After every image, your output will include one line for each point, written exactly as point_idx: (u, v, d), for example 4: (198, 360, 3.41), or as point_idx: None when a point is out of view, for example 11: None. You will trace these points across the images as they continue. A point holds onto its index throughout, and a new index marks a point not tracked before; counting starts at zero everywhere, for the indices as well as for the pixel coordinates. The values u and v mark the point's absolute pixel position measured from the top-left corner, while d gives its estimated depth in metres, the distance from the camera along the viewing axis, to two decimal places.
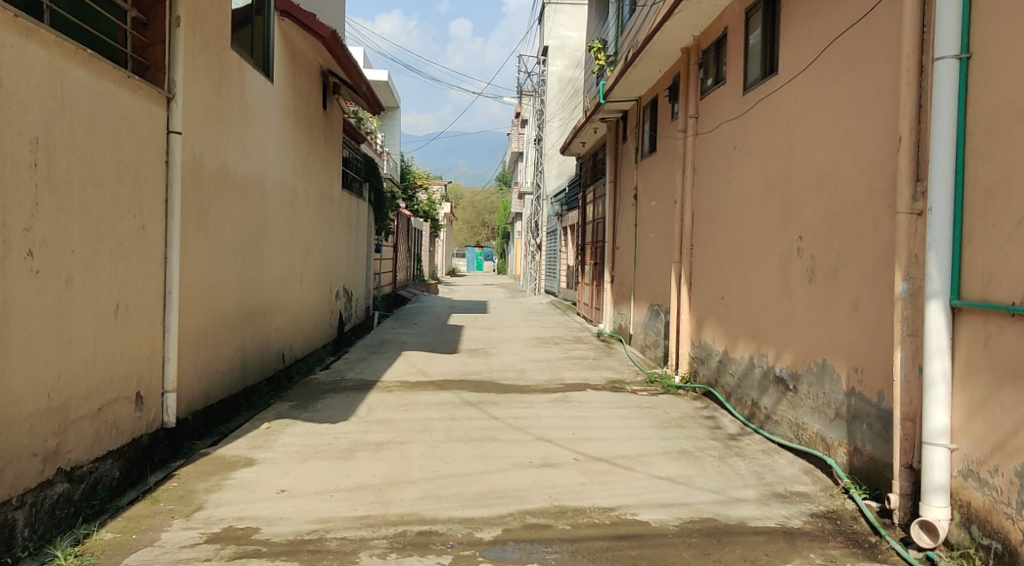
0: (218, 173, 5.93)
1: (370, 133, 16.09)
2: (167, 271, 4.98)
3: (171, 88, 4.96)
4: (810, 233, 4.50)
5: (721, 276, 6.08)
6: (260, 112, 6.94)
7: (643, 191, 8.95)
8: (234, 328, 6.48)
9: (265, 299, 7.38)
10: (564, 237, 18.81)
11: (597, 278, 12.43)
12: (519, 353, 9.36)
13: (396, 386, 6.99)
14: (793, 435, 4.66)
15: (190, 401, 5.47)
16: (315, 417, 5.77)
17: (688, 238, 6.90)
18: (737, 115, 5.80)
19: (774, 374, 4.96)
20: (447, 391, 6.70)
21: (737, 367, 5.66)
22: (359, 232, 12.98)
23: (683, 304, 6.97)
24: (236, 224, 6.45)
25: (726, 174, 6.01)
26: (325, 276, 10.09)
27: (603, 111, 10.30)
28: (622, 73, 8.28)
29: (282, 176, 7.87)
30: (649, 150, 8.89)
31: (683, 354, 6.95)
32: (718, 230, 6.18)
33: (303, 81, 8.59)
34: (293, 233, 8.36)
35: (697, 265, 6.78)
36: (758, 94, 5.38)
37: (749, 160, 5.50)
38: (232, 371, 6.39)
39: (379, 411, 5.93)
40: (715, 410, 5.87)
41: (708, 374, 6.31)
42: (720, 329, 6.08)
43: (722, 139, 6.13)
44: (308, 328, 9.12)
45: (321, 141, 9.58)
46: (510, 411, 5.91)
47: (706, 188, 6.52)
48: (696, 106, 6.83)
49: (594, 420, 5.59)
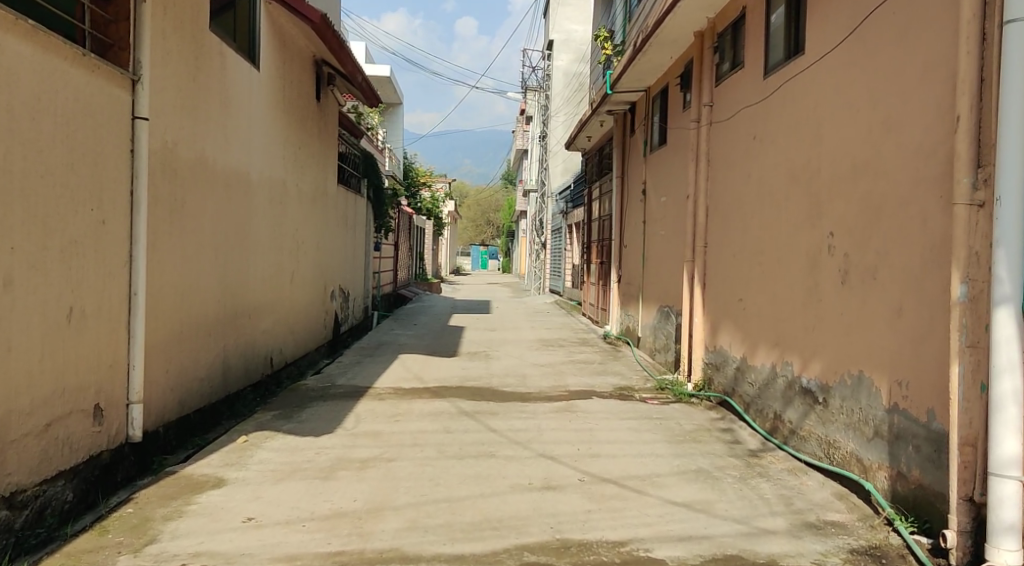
0: (195, 165, 5.48)
1: (370, 128, 15.63)
2: (132, 271, 4.53)
3: (136, 70, 4.50)
4: (843, 229, 4.03)
5: (739, 277, 5.61)
6: (243, 101, 6.48)
7: (653, 185, 8.47)
8: (214, 331, 6.04)
9: (250, 300, 6.93)
10: (569, 236, 18.33)
11: (604, 278, 11.95)
12: (521, 357, 8.90)
13: (388, 394, 6.54)
14: (823, 454, 4.19)
15: (160, 412, 5.03)
16: (298, 429, 5.33)
17: (703, 235, 6.43)
18: (757, 101, 5.32)
19: (801, 385, 4.50)
20: (443, 400, 6.24)
21: (757, 376, 5.19)
22: (357, 229, 12.53)
23: (695, 307, 6.50)
24: (217, 220, 6.00)
25: (744, 166, 5.54)
26: (319, 275, 9.64)
27: (610, 103, 9.82)
28: (631, 61, 7.81)
29: (270, 170, 7.42)
30: (659, 142, 8.41)
31: (696, 360, 6.48)
32: (735, 227, 5.70)
33: (294, 70, 8.13)
34: (283, 230, 7.91)
35: (711, 265, 6.30)
36: (782, 77, 4.90)
37: (772, 149, 5.02)
38: (211, 378, 5.95)
39: (368, 422, 5.47)
40: (733, 422, 5.41)
41: (724, 383, 5.85)
42: (737, 334, 5.60)
43: (740, 128, 5.65)
44: (299, 331, 8.68)
45: (314, 135, 9.13)
46: (510, 422, 5.44)
47: (722, 181, 6.04)
48: (711, 94, 6.35)
49: (601, 433, 5.13)
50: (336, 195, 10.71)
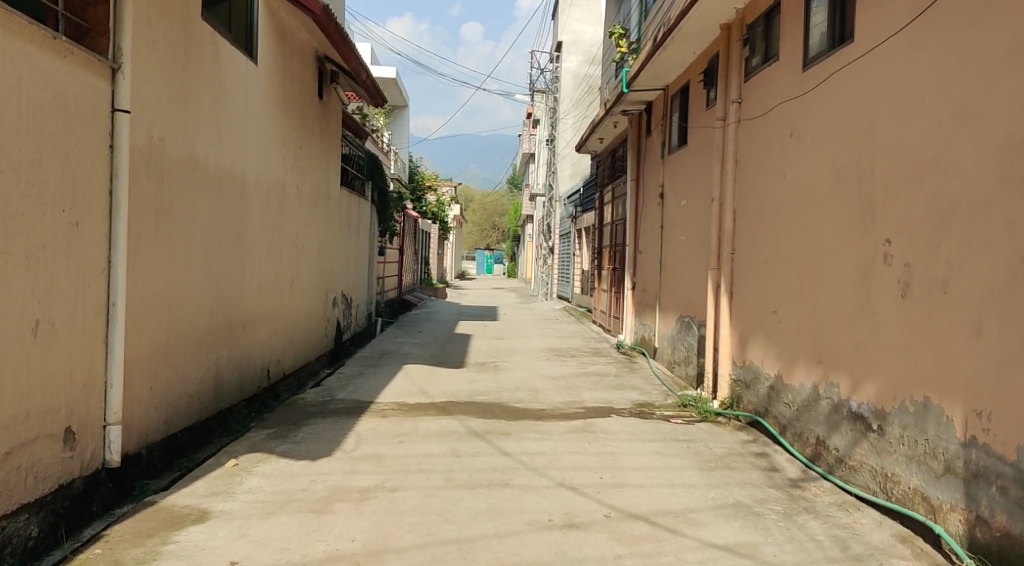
0: (185, 163, 5.07)
1: (375, 130, 15.21)
2: (111, 279, 4.11)
3: (116, 58, 4.08)
4: (903, 235, 3.58)
5: (772, 287, 5.15)
6: (239, 96, 6.06)
7: (672, 189, 8.03)
8: (205, 343, 5.62)
9: (245, 309, 6.50)
10: (579, 241, 17.84)
11: (617, 284, 11.50)
12: (532, 369, 8.45)
13: (391, 410, 6.09)
14: (878, 488, 3.75)
15: (142, 433, 4.61)
16: (293, 451, 4.90)
17: (730, 242, 5.98)
18: (795, 95, 4.87)
19: (849, 409, 4.05)
20: (450, 418, 5.80)
21: (795, 396, 4.74)
22: (361, 234, 12.11)
23: (721, 318, 6.04)
24: (209, 223, 5.57)
25: (779, 166, 5.09)
26: (320, 281, 9.22)
27: (625, 103, 9.38)
28: (650, 57, 7.36)
29: (268, 170, 7.00)
30: (678, 143, 7.98)
31: (722, 376, 6.02)
32: (768, 233, 5.26)
33: (294, 65, 7.70)
34: (281, 235, 7.48)
35: (739, 274, 5.86)
36: (825, 69, 4.45)
37: (813, 148, 4.58)
38: (201, 394, 5.53)
39: (370, 444, 5.04)
40: (768, 446, 4.96)
41: (756, 402, 5.40)
42: (771, 349, 5.15)
43: (774, 126, 5.20)
44: (299, 341, 8.24)
45: (316, 135, 8.70)
46: (523, 445, 5.00)
47: (753, 183, 5.59)
48: (740, 90, 5.90)
49: (624, 458, 4.69)
50: (339, 197, 10.28)
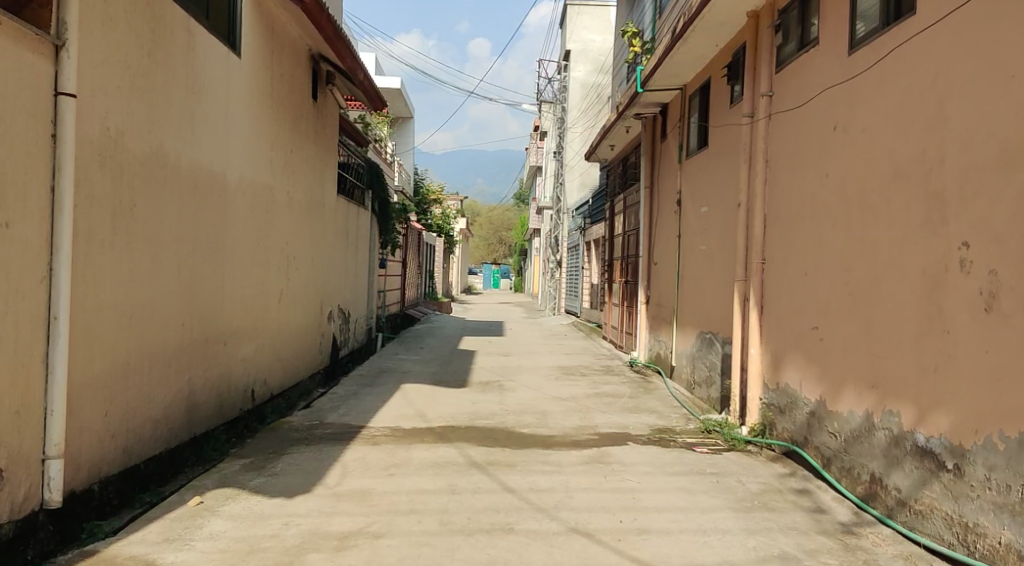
0: (150, 161, 4.56)
1: (376, 139, 14.71)
2: (53, 289, 3.55)
3: (60, 34, 3.57)
4: (987, 236, 2.99)
5: (814, 300, 4.54)
6: (218, 90, 5.54)
7: (691, 195, 7.44)
8: (175, 362, 5.05)
9: (225, 325, 5.93)
10: (588, 254, 17.24)
11: (629, 298, 10.89)
12: (539, 388, 7.84)
13: (384, 436, 5.49)
14: (954, 539, 3.13)
15: (91, 465, 4.04)
16: (268, 486, 4.31)
17: (760, 250, 5.38)
18: (839, 81, 4.30)
19: (914, 444, 3.43)
20: (448, 446, 5.19)
21: (843, 425, 4.12)
22: (360, 245, 11.56)
23: (751, 335, 5.43)
24: (181, 228, 5.03)
25: (820, 164, 4.51)
26: (314, 294, 8.65)
27: (638, 105, 8.82)
28: (667, 52, 6.82)
29: (254, 173, 6.47)
30: (697, 146, 7.40)
31: (752, 400, 5.40)
32: (807, 239, 4.66)
33: (285, 62, 7.20)
34: (268, 243, 6.94)
35: (770, 286, 5.26)
36: (879, 49, 3.88)
37: (865, 140, 3.99)
38: (168, 418, 4.95)
39: (356, 477, 4.44)
40: (810, 483, 4.34)
41: (793, 430, 4.77)
42: (812, 371, 4.53)
43: (812, 119, 4.63)
44: (288, 358, 7.66)
45: (310, 138, 8.19)
46: (531, 479, 4.39)
47: (787, 184, 5.01)
48: (770, 81, 5.33)
49: (647, 497, 4.07)
50: (337, 206, 9.74)
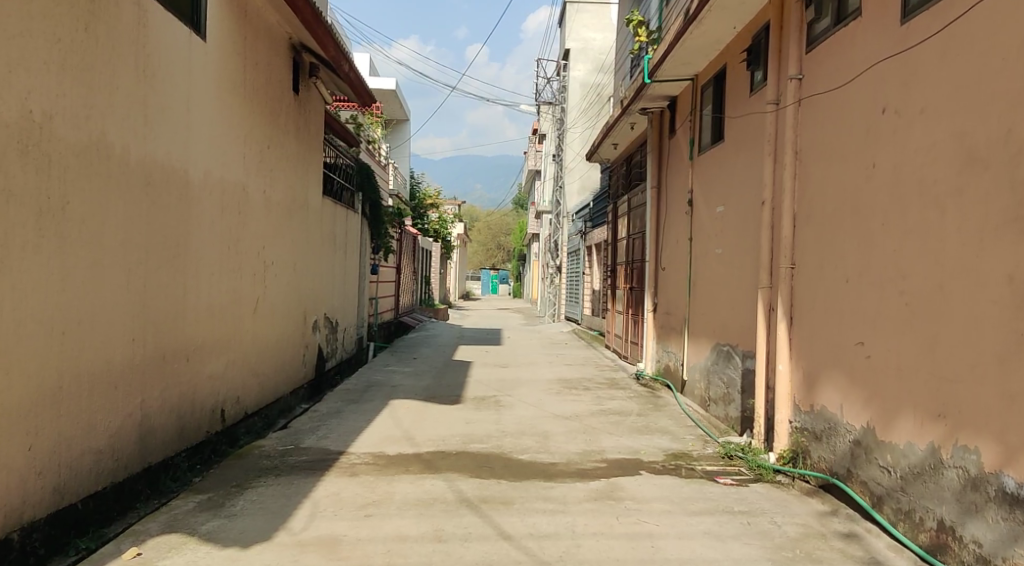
0: (87, 152, 3.96)
1: (370, 141, 14.12)
2: None
3: None
4: None
5: (858, 312, 3.93)
6: (177, 74, 4.92)
7: (705, 194, 6.82)
8: (125, 383, 4.42)
9: (188, 339, 5.31)
10: (589, 258, 16.64)
11: (634, 306, 10.27)
12: (540, 405, 7.20)
13: (363, 465, 4.86)
14: None
15: (8, 509, 3.40)
16: (222, 532, 3.68)
17: (788, 254, 4.76)
18: (889, 55, 3.70)
19: (998, 489, 2.82)
20: (437, 477, 4.56)
21: (899, 459, 3.50)
22: (349, 250, 10.92)
23: (778, 350, 4.80)
24: (129, 230, 4.41)
25: (867, 153, 3.89)
26: (296, 303, 8.02)
27: (645, 99, 8.20)
28: (679, 37, 6.21)
29: (224, 171, 5.86)
30: (710, 141, 6.79)
31: (781, 424, 4.77)
32: (849, 241, 4.04)
33: (260, 50, 6.59)
34: (242, 248, 6.31)
35: (801, 294, 4.64)
36: (943, 15, 3.28)
37: (925, 123, 3.38)
38: (115, 448, 4.31)
39: (326, 520, 3.81)
40: (857, 525, 3.71)
41: (833, 460, 4.15)
42: (857, 394, 3.91)
43: (855, 101, 4.01)
44: (266, 374, 7.01)
45: (290, 134, 7.56)
46: (531, 522, 3.76)
47: (822, 179, 4.39)
48: (800, 63, 4.72)
49: (669, 547, 3.43)
50: (322, 208, 9.11)
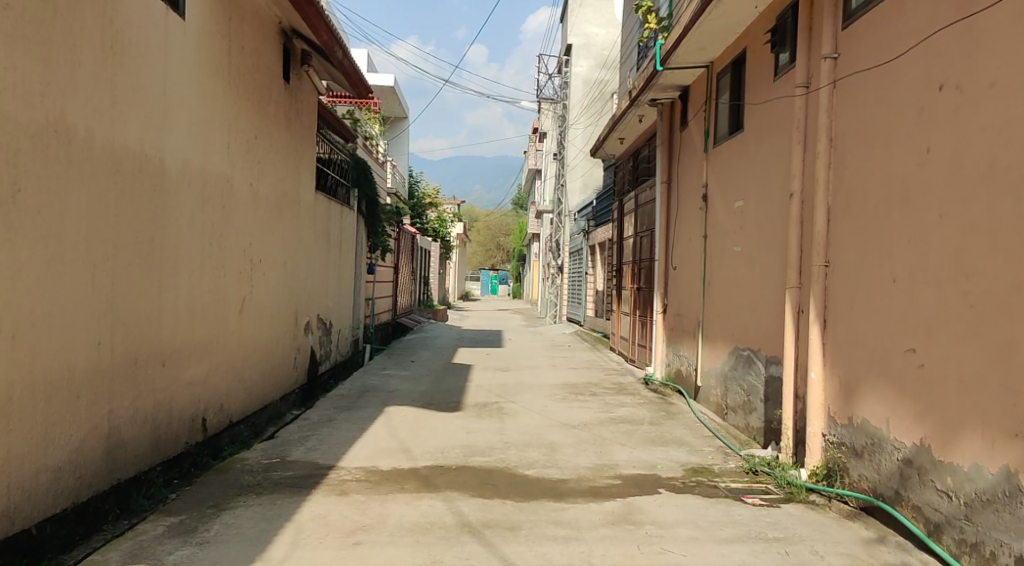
0: (44, 135, 3.52)
1: (369, 137, 13.69)
2: None
3: None
4: None
5: (910, 315, 3.50)
6: (151, 53, 4.50)
7: (722, 188, 6.38)
8: (90, 392, 3.98)
9: (165, 342, 4.87)
10: (592, 258, 16.21)
11: (642, 307, 9.83)
12: (545, 413, 6.76)
13: (355, 482, 4.42)
14: None
15: None
16: (191, 563, 3.25)
17: (822, 250, 4.32)
18: (948, 23, 3.27)
19: None
20: (436, 497, 4.12)
21: (963, 484, 3.07)
22: (344, 249, 10.49)
23: (810, 356, 4.36)
24: (95, 222, 3.97)
25: (921, 135, 3.45)
26: (287, 303, 7.59)
27: (656, 89, 7.77)
28: (695, 20, 5.77)
29: (206, 161, 5.43)
30: (728, 132, 6.36)
31: (812, 438, 4.34)
32: (898, 235, 3.61)
33: (248, 33, 6.15)
34: (227, 245, 5.89)
35: (836, 295, 4.21)
36: None
37: (996, 99, 2.95)
38: (78, 465, 3.87)
39: (310, 548, 3.37)
40: (910, 557, 3.28)
41: (877, 480, 3.72)
42: (909, 407, 3.47)
43: (905, 79, 3.58)
44: (253, 379, 6.57)
45: (280, 124, 7.12)
46: (543, 551, 3.33)
47: (863, 167, 3.96)
48: (835, 41, 4.29)
49: None
50: (315, 204, 8.67)
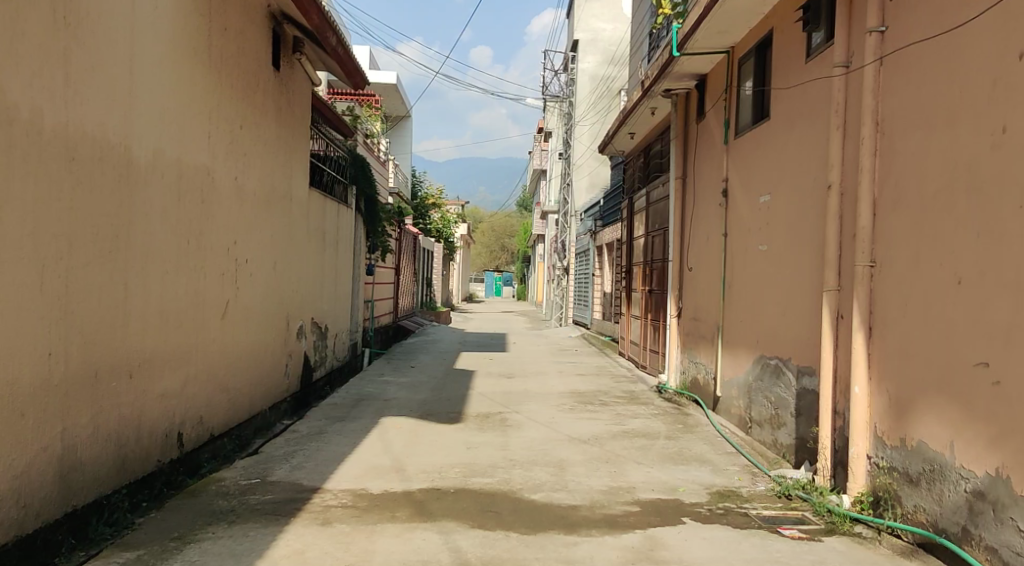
0: None
1: (369, 134, 13.23)
2: None
3: None
4: None
5: (981, 323, 3.00)
6: (114, 28, 4.03)
7: (744, 182, 5.89)
8: (39, 411, 3.51)
9: (133, 351, 4.40)
10: (600, 258, 15.75)
11: (654, 311, 9.34)
12: (553, 425, 6.26)
13: (340, 508, 3.94)
14: None
15: None
16: None
17: (867, 248, 3.81)
18: None
19: None
20: (431, 528, 3.64)
21: None
22: (341, 248, 10.03)
23: (852, 369, 3.86)
24: (44, 218, 3.50)
25: (995, 114, 2.96)
26: (277, 306, 7.13)
27: (671, 78, 7.27)
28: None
29: (183, 151, 4.97)
30: (752, 122, 5.87)
31: (856, 460, 3.84)
32: (964, 230, 3.11)
33: (232, 15, 5.69)
34: (208, 242, 5.44)
35: (884, 299, 3.71)
36: None
37: None
38: (22, 493, 3.39)
39: None
40: None
41: (940, 514, 3.21)
42: (981, 431, 2.97)
43: (974, 49, 3.09)
44: (238, 388, 6.11)
45: (269, 115, 6.66)
46: None
47: (919, 153, 3.47)
48: (882, 13, 3.79)
49: None
50: (309, 201, 8.20)
